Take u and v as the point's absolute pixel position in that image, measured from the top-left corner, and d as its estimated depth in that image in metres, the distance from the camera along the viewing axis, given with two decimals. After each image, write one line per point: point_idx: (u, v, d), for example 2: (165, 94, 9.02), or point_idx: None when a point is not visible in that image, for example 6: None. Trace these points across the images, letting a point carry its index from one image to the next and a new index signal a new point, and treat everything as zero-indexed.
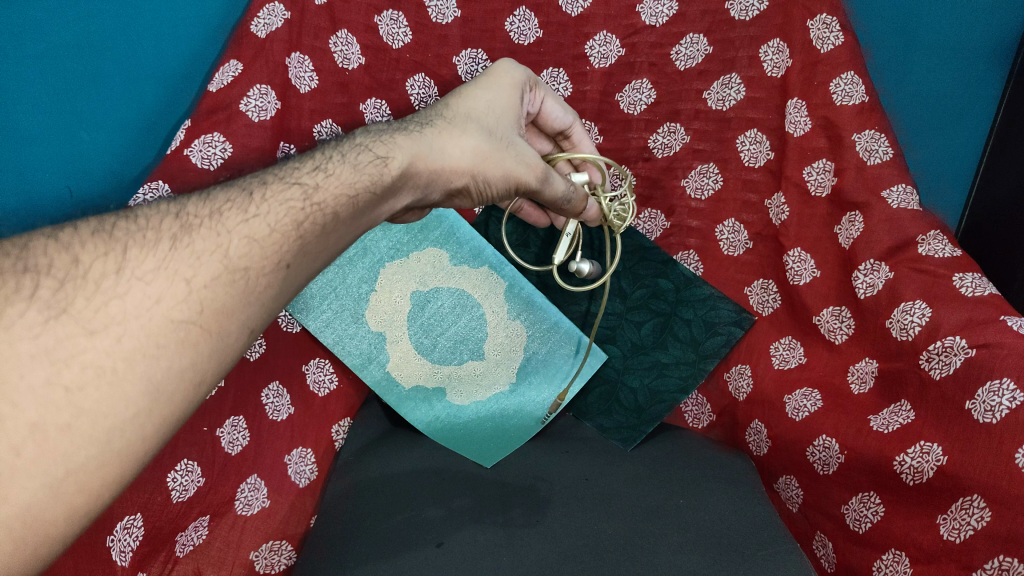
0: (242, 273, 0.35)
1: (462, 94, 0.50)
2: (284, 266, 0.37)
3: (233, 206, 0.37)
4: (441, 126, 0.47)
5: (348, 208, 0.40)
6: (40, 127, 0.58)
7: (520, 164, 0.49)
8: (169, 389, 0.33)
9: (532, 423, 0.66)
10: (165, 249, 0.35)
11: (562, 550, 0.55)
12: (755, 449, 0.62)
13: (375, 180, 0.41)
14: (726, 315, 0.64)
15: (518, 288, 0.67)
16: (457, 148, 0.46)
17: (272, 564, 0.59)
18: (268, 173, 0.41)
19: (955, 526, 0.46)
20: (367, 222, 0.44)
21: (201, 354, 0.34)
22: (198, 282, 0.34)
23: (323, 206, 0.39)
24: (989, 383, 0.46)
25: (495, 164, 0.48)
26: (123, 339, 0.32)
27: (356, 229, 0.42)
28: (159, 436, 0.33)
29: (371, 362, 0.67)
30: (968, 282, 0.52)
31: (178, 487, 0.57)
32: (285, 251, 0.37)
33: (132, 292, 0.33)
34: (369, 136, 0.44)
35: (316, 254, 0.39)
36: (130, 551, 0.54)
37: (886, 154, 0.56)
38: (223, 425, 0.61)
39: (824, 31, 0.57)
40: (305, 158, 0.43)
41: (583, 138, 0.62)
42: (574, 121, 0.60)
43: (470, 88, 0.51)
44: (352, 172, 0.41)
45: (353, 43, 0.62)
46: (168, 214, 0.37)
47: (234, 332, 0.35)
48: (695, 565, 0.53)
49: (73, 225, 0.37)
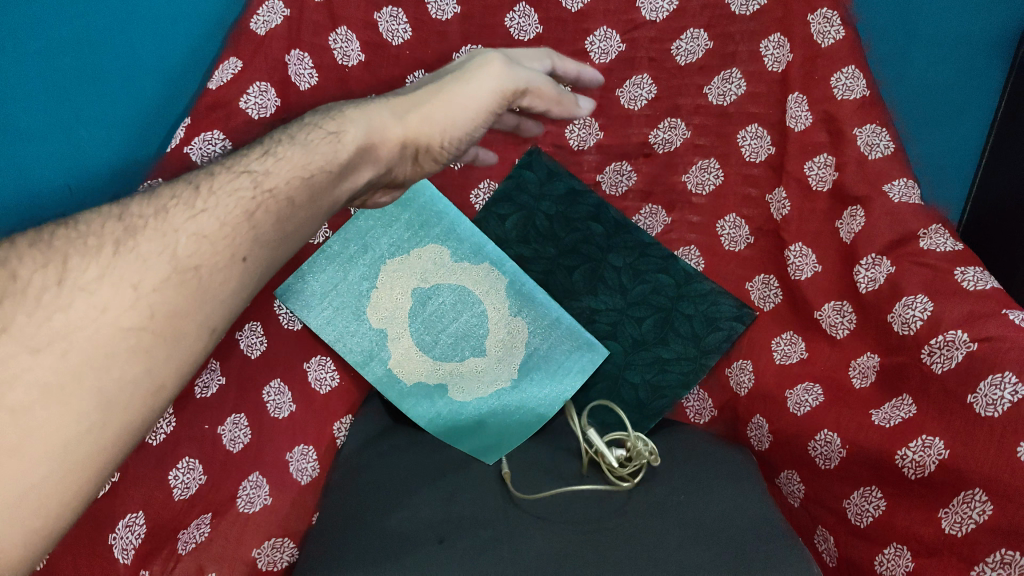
0: (192, 271, 0.39)
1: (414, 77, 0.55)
2: (240, 258, 0.42)
3: (180, 203, 0.42)
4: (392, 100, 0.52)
5: (300, 194, 0.45)
6: (38, 126, 0.57)
7: (484, 82, 0.50)
8: (123, 399, 0.36)
9: (534, 418, 0.67)
10: (109, 253, 0.39)
11: (562, 546, 0.54)
12: (756, 444, 0.63)
13: (328, 162, 0.47)
14: (726, 310, 0.66)
15: (519, 284, 0.68)
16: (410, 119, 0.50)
17: (274, 561, 0.58)
18: (218, 165, 0.46)
19: (957, 519, 0.46)
20: (329, 204, 0.48)
21: (154, 360, 0.37)
22: (146, 286, 0.38)
23: (273, 194, 0.44)
24: (991, 376, 0.46)
25: (450, 104, 0.50)
26: (68, 353, 0.35)
27: (318, 211, 0.47)
28: (122, 440, 0.37)
29: (373, 359, 0.67)
30: (970, 275, 0.51)
31: (180, 484, 0.57)
32: (239, 244, 0.42)
33: (77, 302, 0.37)
34: (320, 122, 0.49)
35: (274, 240, 0.44)
36: (133, 549, 0.53)
37: (888, 148, 0.56)
38: (224, 423, 0.60)
39: (824, 25, 0.57)
40: (258, 146, 0.48)
41: (568, 64, 0.60)
42: (553, 60, 0.59)
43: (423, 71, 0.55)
44: (304, 159, 0.46)
45: (353, 40, 0.62)
46: (111, 217, 0.41)
47: (192, 332, 0.39)
48: (701, 561, 0.51)
49: (13, 240, 0.40)
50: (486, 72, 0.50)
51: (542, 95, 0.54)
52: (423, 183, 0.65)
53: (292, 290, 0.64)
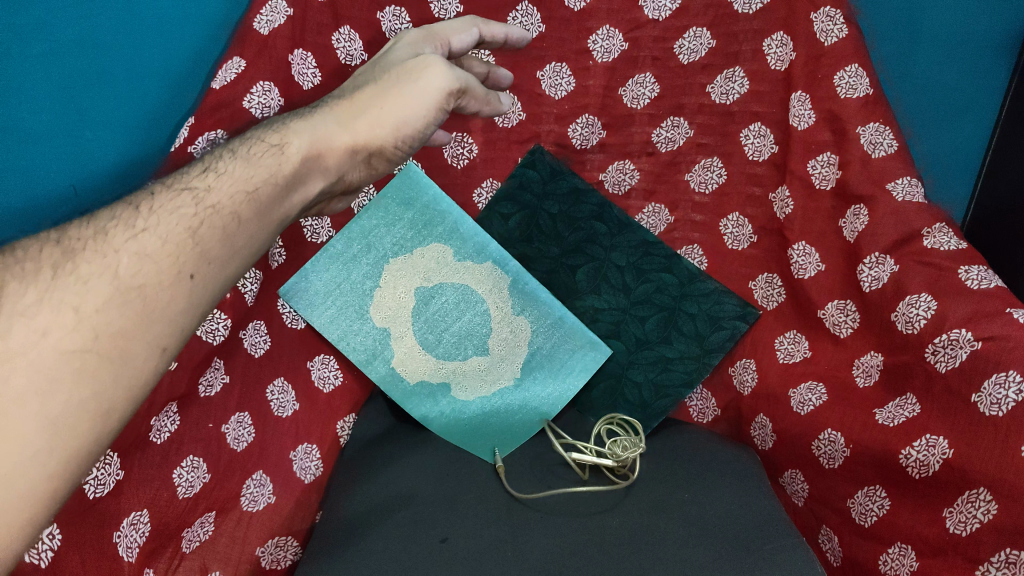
0: (135, 290, 0.40)
1: (357, 80, 0.55)
2: (187, 275, 0.42)
3: (121, 224, 0.42)
4: (331, 105, 0.52)
5: (244, 207, 0.46)
6: (42, 126, 0.57)
7: (428, 84, 0.51)
8: (71, 424, 0.36)
9: (537, 418, 0.67)
10: (50, 277, 0.39)
11: (566, 545, 0.54)
12: (761, 444, 0.63)
13: (274, 173, 0.48)
14: (731, 309, 0.65)
15: (523, 282, 0.67)
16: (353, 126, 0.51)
17: (278, 560, 0.59)
18: (161, 183, 0.47)
19: (961, 519, 0.46)
20: (279, 215, 0.49)
21: (102, 382, 0.38)
22: (87, 308, 0.38)
23: (218, 208, 0.45)
24: (995, 375, 0.46)
25: (392, 109, 0.51)
26: (12, 378, 0.35)
27: (269, 224, 0.48)
28: (79, 460, 0.37)
29: (376, 358, 0.67)
30: (974, 274, 0.51)
31: (185, 482, 0.57)
32: (184, 262, 0.42)
33: (16, 328, 0.36)
34: (265, 134, 0.50)
35: (221, 255, 0.44)
36: (137, 547, 0.53)
37: (892, 146, 0.56)
38: (229, 421, 0.60)
39: (828, 23, 0.56)
40: (200, 162, 0.48)
41: (495, 28, 0.58)
42: (479, 27, 0.58)
43: (365, 70, 0.56)
44: (248, 171, 0.47)
45: (355, 40, 0.62)
46: (49, 242, 0.41)
47: (143, 352, 0.40)
48: (702, 559, 0.53)
49: None
50: (427, 74, 0.51)
51: (477, 96, 0.56)
52: (426, 182, 0.64)
53: (296, 288, 0.64)
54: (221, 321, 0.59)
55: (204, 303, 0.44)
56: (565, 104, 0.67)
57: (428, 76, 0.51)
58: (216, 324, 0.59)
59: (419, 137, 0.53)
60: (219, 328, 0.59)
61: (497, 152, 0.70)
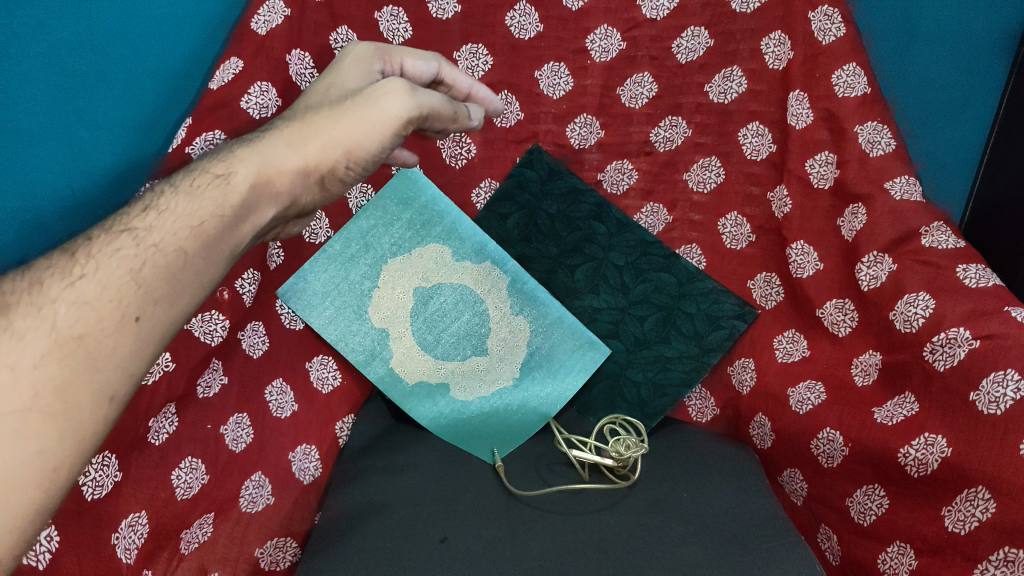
0: (74, 341, 0.39)
1: (311, 99, 0.52)
2: (131, 319, 0.41)
3: (58, 273, 0.41)
4: (278, 127, 0.50)
5: (190, 244, 0.44)
6: (40, 127, 0.55)
7: (384, 107, 0.48)
8: (18, 485, 0.36)
9: (536, 418, 0.67)
10: None
11: (566, 544, 0.54)
12: (760, 442, 0.63)
13: (221, 206, 0.46)
14: (729, 309, 0.65)
15: (521, 282, 0.67)
16: (304, 149, 0.48)
17: (277, 561, 0.58)
18: (101, 225, 0.45)
19: (961, 517, 0.46)
20: (232, 247, 0.47)
21: (45, 439, 0.37)
22: (23, 365, 0.37)
23: (159, 247, 0.43)
24: (994, 374, 0.46)
25: (345, 130, 0.48)
26: None
27: (219, 258, 0.46)
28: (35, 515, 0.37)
29: (375, 359, 0.67)
30: (972, 273, 0.51)
31: (183, 484, 0.56)
32: (126, 306, 0.41)
33: None
34: (211, 164, 0.48)
35: (167, 295, 0.43)
36: (135, 549, 0.52)
37: (889, 145, 0.56)
38: (227, 422, 0.60)
39: (825, 23, 0.57)
40: (143, 199, 0.47)
41: (458, 76, 0.58)
42: (439, 64, 0.57)
43: (320, 88, 0.53)
44: (192, 206, 0.45)
45: (353, 40, 0.62)
46: None
47: (88, 403, 0.39)
48: (700, 559, 0.53)
49: None
50: (385, 98, 0.48)
51: (442, 118, 0.53)
52: (424, 183, 0.65)
53: (295, 289, 0.64)
54: (219, 321, 0.58)
55: (153, 346, 0.42)
56: (563, 103, 0.67)
57: (383, 97, 0.48)
58: (215, 324, 0.58)
59: (380, 156, 0.51)
60: (217, 328, 0.58)
61: (495, 152, 0.70)
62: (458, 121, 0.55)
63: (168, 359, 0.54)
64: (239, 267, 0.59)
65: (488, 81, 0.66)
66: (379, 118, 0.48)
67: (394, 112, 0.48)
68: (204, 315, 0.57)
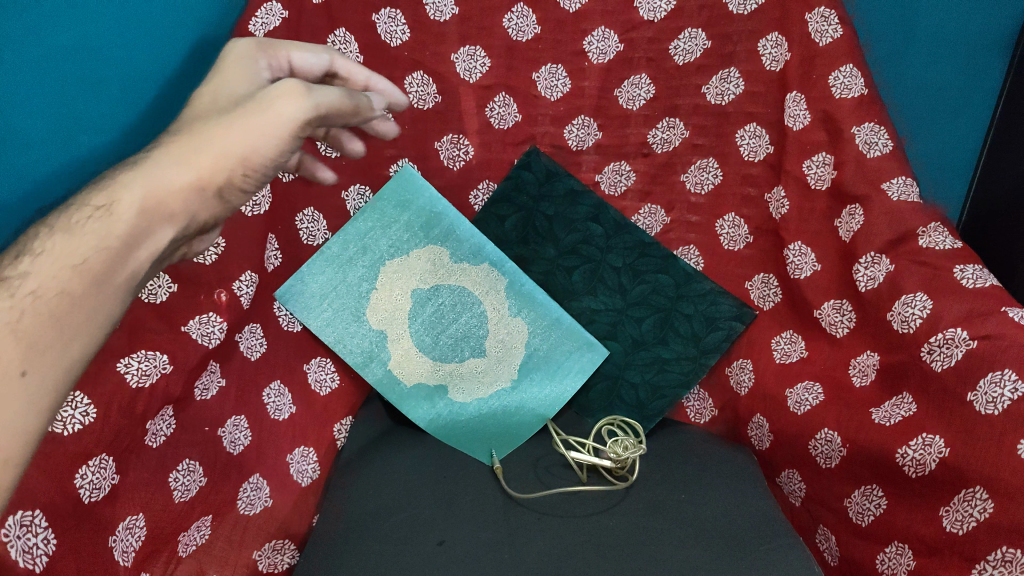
0: None
1: (191, 110, 0.49)
2: (20, 374, 0.37)
3: None
4: (163, 143, 0.46)
5: (79, 283, 0.41)
6: (37, 136, 0.50)
7: (278, 109, 0.46)
8: None
9: (535, 419, 0.67)
10: None
11: (564, 547, 0.54)
12: (758, 443, 0.63)
13: (108, 237, 0.42)
14: (727, 310, 0.65)
15: (519, 284, 0.67)
16: (193, 162, 0.45)
17: (275, 564, 0.58)
18: None
19: (959, 517, 0.46)
20: (128, 277, 0.44)
21: None
22: None
23: (42, 292, 0.39)
24: (991, 374, 0.46)
25: (237, 137, 0.45)
26: None
27: (115, 291, 0.43)
28: None
29: (373, 361, 0.67)
30: (969, 273, 0.52)
31: (180, 486, 0.54)
32: (11, 362, 0.37)
33: None
34: (92, 193, 0.44)
35: (58, 341, 0.39)
36: (133, 551, 0.50)
37: (886, 146, 0.56)
38: (224, 425, 0.58)
39: (822, 24, 0.57)
40: (14, 245, 0.42)
41: (353, 67, 0.57)
42: (331, 56, 0.56)
43: (200, 95, 0.49)
44: (74, 242, 0.41)
45: (350, 42, 0.61)
46: None
47: None
48: (700, 561, 0.52)
49: None
50: (279, 100, 0.46)
51: (343, 112, 0.51)
52: (423, 184, 0.65)
53: (293, 291, 0.64)
54: (217, 324, 0.56)
55: (55, 400, 0.39)
56: (560, 105, 0.68)
57: (275, 97, 0.46)
58: (212, 326, 0.56)
59: (279, 161, 0.48)
60: (215, 331, 0.56)
61: (492, 154, 0.70)
62: (360, 111, 0.53)
63: (165, 361, 0.52)
64: (236, 268, 0.57)
65: (486, 83, 0.67)
66: (275, 119, 0.46)
67: (291, 114, 0.47)
68: (201, 317, 0.55)
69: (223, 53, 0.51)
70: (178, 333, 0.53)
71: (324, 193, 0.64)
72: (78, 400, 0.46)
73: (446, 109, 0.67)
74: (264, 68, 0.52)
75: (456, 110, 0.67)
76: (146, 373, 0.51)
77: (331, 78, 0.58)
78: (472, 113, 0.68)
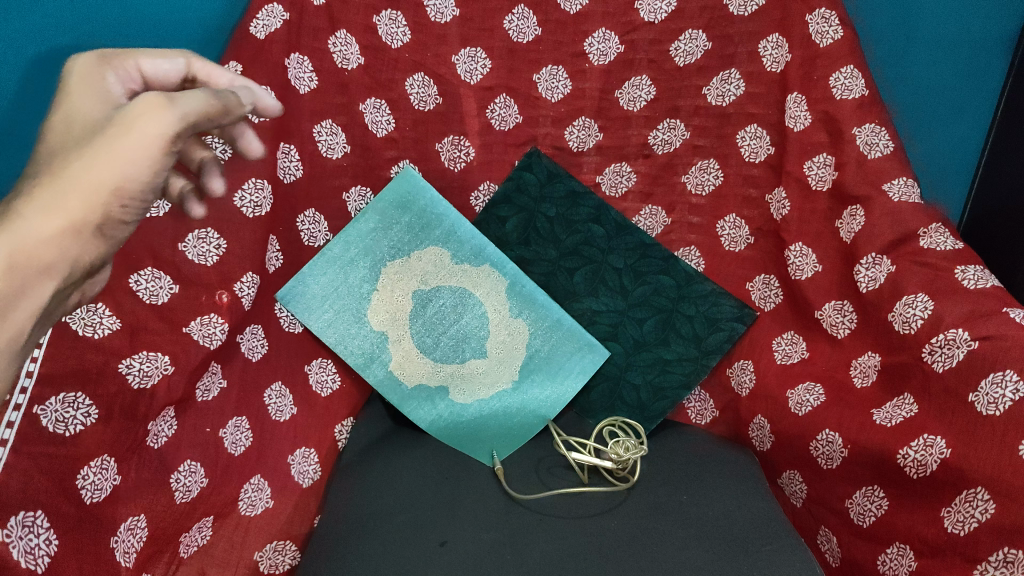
0: None
1: (48, 139, 0.39)
2: None
3: None
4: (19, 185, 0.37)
5: None
6: None
7: (137, 130, 0.36)
8: None
9: (536, 420, 0.67)
10: None
11: (566, 548, 0.54)
12: (759, 444, 0.63)
13: None
14: (728, 311, 0.65)
15: (520, 285, 0.67)
16: (47, 203, 0.35)
17: (277, 564, 0.57)
18: None
19: (960, 518, 0.46)
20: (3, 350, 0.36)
21: None
22: None
23: None
24: (992, 375, 0.46)
25: (94, 170, 0.35)
26: None
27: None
28: None
29: (374, 362, 0.67)
30: (970, 274, 0.52)
31: (182, 487, 0.54)
32: None
33: None
34: None
35: None
36: (135, 552, 0.49)
37: (887, 147, 0.56)
38: (226, 426, 0.58)
39: (823, 25, 0.57)
40: None
41: (215, 70, 0.50)
42: (188, 60, 0.49)
43: (55, 120, 0.40)
44: None
45: (352, 43, 0.61)
46: None
47: None
48: (702, 562, 0.53)
49: None
50: (138, 119, 0.36)
51: (213, 117, 0.39)
52: (423, 185, 0.65)
53: (294, 292, 0.64)
54: (218, 325, 0.56)
55: None
56: (561, 106, 0.67)
57: (136, 116, 0.36)
58: (213, 328, 0.56)
59: (156, 190, 0.38)
60: (216, 332, 0.56)
61: (494, 156, 0.70)
62: (231, 111, 0.41)
63: (166, 362, 0.52)
64: (237, 269, 0.57)
65: (487, 85, 0.67)
66: (139, 139, 0.36)
67: (156, 132, 0.36)
68: (202, 318, 0.55)
69: (66, 71, 0.43)
70: (179, 334, 0.53)
71: (325, 194, 0.64)
72: (80, 401, 0.47)
73: (447, 111, 0.67)
74: (115, 83, 0.45)
75: (457, 111, 0.67)
76: (147, 375, 0.51)
77: (193, 85, 0.50)
78: (473, 114, 0.68)
